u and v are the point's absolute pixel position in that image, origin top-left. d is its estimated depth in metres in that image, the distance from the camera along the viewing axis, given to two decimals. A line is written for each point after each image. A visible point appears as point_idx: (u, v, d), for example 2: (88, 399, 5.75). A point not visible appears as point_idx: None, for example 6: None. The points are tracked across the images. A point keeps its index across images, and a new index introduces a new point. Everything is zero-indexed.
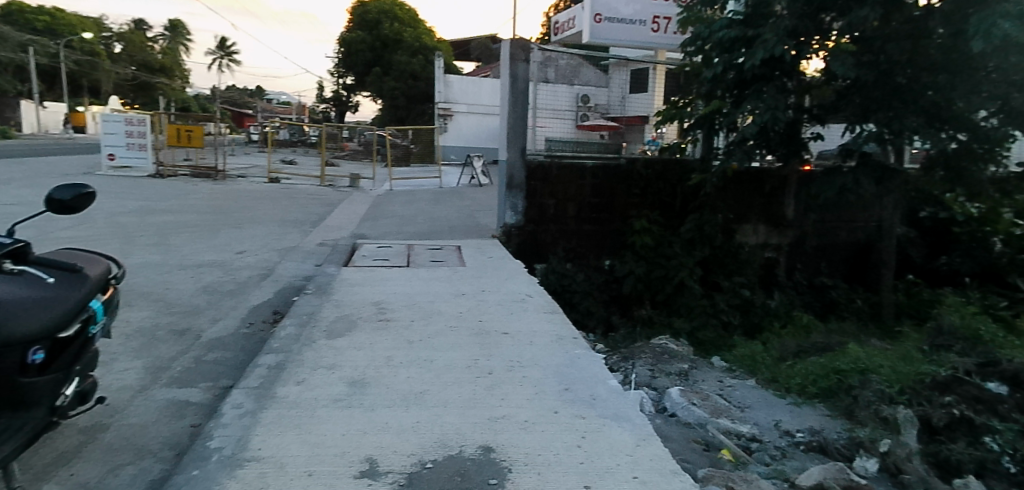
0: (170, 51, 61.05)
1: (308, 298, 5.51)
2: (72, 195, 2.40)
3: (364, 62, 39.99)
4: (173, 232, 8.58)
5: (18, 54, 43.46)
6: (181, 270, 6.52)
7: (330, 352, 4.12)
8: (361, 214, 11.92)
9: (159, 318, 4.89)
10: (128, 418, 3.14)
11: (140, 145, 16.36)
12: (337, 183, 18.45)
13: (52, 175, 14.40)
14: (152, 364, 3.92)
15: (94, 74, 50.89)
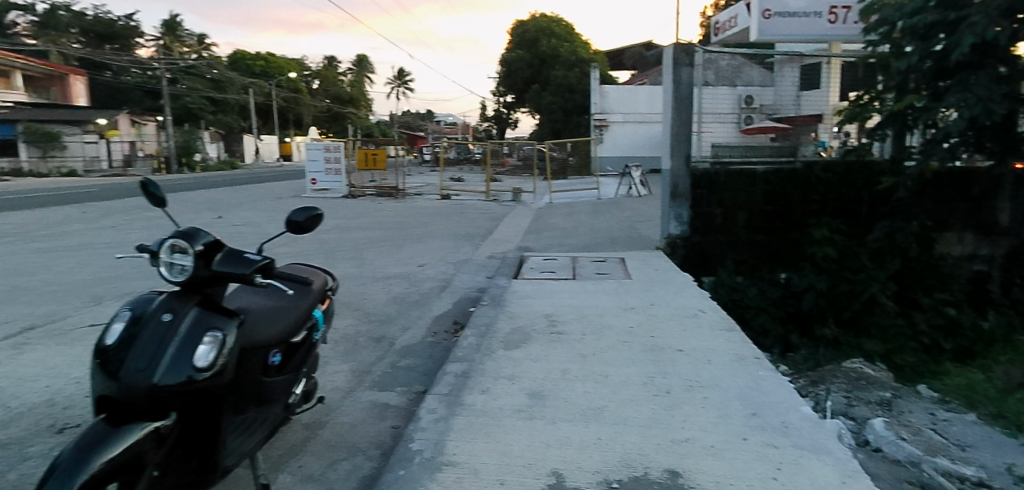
0: (356, 83, 67.75)
1: (485, 309, 5.76)
2: (304, 216, 2.72)
3: (523, 79, 41.27)
4: (364, 247, 9.49)
5: (242, 96, 50.53)
6: (374, 281, 7.19)
7: (508, 362, 4.27)
8: (525, 227, 12.30)
9: (360, 325, 5.43)
10: (341, 417, 3.50)
11: (337, 170, 18.31)
12: (501, 197, 19.20)
13: (268, 198, 16.56)
14: (357, 368, 4.35)
15: (297, 108, 57.83)
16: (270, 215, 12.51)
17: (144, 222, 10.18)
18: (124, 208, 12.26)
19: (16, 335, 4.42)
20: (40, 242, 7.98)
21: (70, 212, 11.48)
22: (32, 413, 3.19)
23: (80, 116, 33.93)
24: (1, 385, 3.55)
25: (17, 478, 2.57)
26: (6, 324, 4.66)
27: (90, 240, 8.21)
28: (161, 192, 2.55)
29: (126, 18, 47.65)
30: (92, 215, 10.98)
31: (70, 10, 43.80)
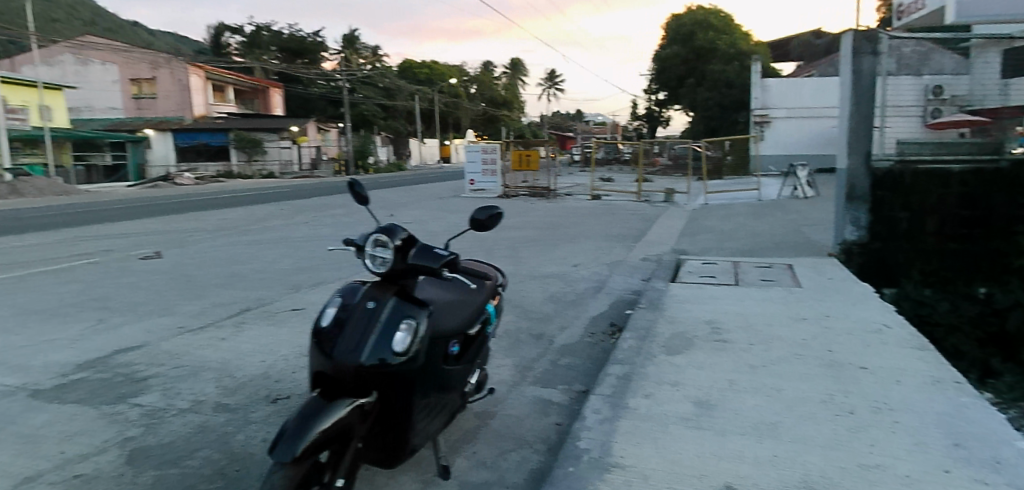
0: (510, 86, 69.78)
1: (643, 312, 5.69)
2: (484, 215, 2.90)
3: (678, 76, 39.94)
4: (521, 246, 9.76)
5: (408, 102, 54.13)
6: (531, 280, 7.38)
7: (671, 368, 4.18)
8: (680, 229, 11.93)
9: (520, 322, 5.60)
10: (509, 410, 3.64)
11: (493, 171, 18.97)
12: (653, 197, 18.79)
13: (431, 198, 17.61)
14: (520, 363, 4.50)
15: (456, 112, 60.82)
16: (434, 214, 13.28)
17: (329, 219, 11.31)
18: (312, 206, 13.71)
19: (235, 315, 5.13)
20: (248, 235, 9.18)
21: (270, 208, 13.09)
22: (252, 383, 3.70)
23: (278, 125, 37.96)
24: (227, 357, 4.15)
25: (245, 439, 3.00)
26: (227, 305, 5.42)
27: (287, 234, 9.30)
28: (366, 193, 2.92)
29: (313, 34, 53.25)
30: (287, 212, 12.42)
31: (270, 30, 49.95)
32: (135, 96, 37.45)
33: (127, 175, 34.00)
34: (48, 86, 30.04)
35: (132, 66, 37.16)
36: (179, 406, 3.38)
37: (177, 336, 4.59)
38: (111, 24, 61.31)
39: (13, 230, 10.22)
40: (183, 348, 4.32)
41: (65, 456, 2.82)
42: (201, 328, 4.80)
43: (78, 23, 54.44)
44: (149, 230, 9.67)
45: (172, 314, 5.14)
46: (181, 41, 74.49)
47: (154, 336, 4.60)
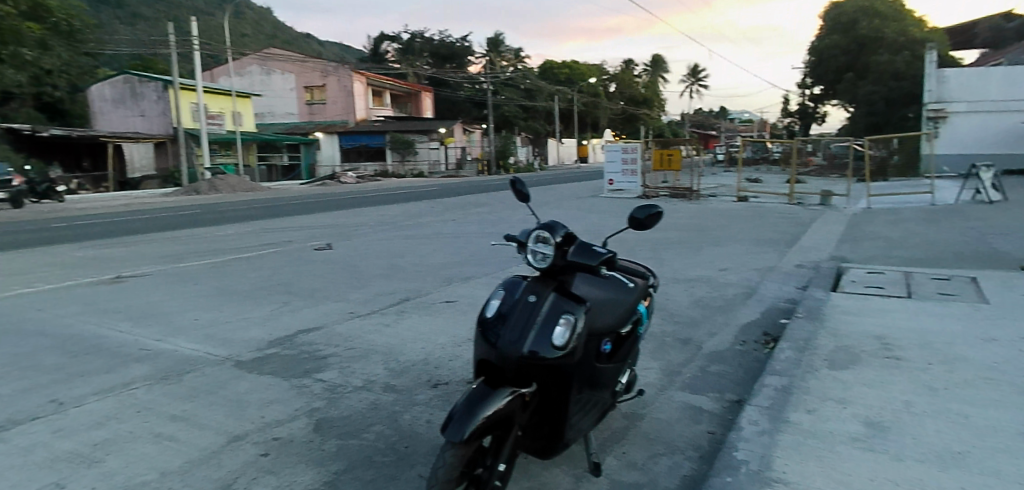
0: (651, 84, 68.13)
1: (801, 322, 5.33)
2: (644, 214, 2.93)
3: (837, 68, 36.73)
4: (664, 247, 9.54)
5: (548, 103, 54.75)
6: (676, 283, 7.20)
7: (835, 384, 3.88)
8: (839, 234, 11.00)
9: (665, 325, 5.48)
10: (657, 413, 3.60)
11: (632, 170, 18.61)
12: (806, 200, 17.50)
13: (570, 197, 17.70)
14: (667, 367, 4.41)
15: (595, 111, 60.55)
16: (575, 213, 13.33)
17: (475, 216, 11.78)
18: (460, 204, 14.34)
19: (396, 304, 5.54)
20: (404, 230, 9.81)
21: (422, 206, 13.88)
22: (414, 369, 4.06)
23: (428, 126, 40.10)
24: (392, 343, 4.53)
25: (412, 419, 3.32)
26: (389, 294, 5.86)
27: (439, 230, 9.82)
28: (528, 192, 3.05)
29: (461, 39, 55.56)
30: (437, 210, 13.11)
31: (423, 37, 52.87)
32: (306, 102, 41.45)
33: (301, 174, 37.58)
34: (241, 95, 34.56)
35: (305, 75, 41.16)
36: (354, 384, 3.79)
37: (348, 320, 5.06)
38: (288, 36, 68.19)
39: (212, 221, 11.72)
40: (354, 332, 4.76)
41: (265, 419, 3.30)
42: (368, 314, 5.25)
43: (262, 37, 61.15)
44: (321, 224, 10.64)
45: (343, 300, 5.65)
46: (345, 50, 81.20)
47: (330, 318, 5.11)
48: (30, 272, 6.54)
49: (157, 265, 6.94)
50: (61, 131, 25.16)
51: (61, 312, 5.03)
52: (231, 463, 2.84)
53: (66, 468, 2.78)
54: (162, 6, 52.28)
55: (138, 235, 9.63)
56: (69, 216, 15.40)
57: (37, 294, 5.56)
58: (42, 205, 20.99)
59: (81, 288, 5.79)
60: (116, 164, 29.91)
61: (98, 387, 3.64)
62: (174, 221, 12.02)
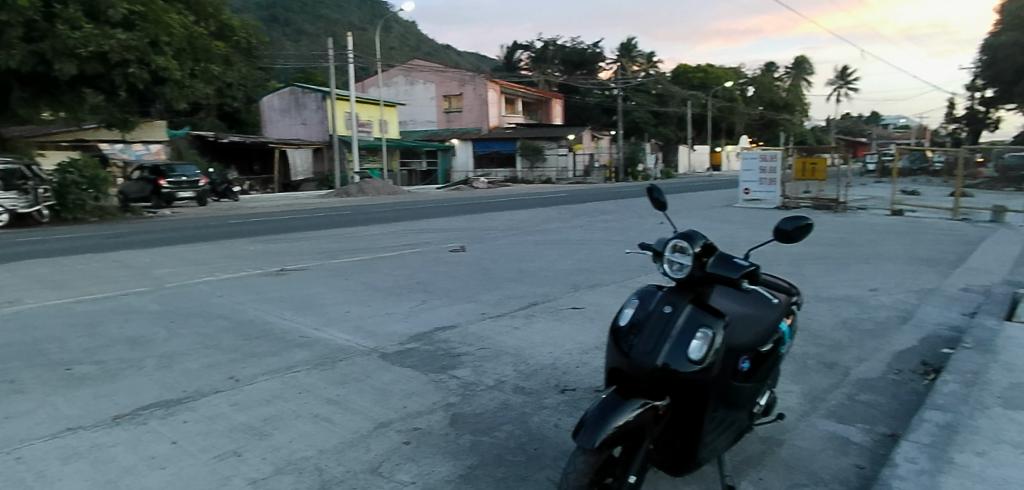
0: (794, 88, 63.97)
1: (970, 354, 4.77)
2: (792, 227, 2.80)
3: (1018, 68, 32.32)
4: (805, 262, 8.95)
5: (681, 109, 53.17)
6: (818, 301, 6.74)
7: (1011, 425, 3.45)
8: (1016, 256, 9.70)
9: (808, 347, 5.15)
10: (798, 440, 3.40)
11: (771, 179, 17.61)
12: (975, 216, 15.61)
13: (701, 207, 17.11)
14: (809, 392, 4.15)
15: (730, 117, 57.91)
16: (707, 223, 12.89)
17: (605, 223, 11.76)
18: (588, 210, 14.39)
19: (526, 307, 5.68)
20: (533, 235, 10.00)
21: (551, 212, 14.09)
22: (543, 372, 4.14)
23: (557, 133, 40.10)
24: (521, 345, 4.66)
25: (541, 422, 3.39)
26: (518, 297, 6.01)
27: (568, 236, 9.91)
28: (665, 199, 3.00)
29: (593, 46, 55.54)
30: (566, 216, 13.23)
31: (555, 44, 53.45)
32: (444, 110, 43.44)
33: (438, 179, 40.45)
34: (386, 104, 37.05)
35: (444, 85, 43.03)
36: (486, 382, 3.96)
37: (480, 320, 5.27)
38: (429, 48, 71.92)
39: (359, 222, 12.66)
40: (486, 332, 4.96)
41: (407, 409, 3.54)
42: (499, 315, 5.43)
43: (407, 49, 64.97)
44: (456, 227, 11.12)
45: (476, 301, 5.89)
46: (482, 59, 84.31)
47: (463, 318, 5.35)
48: (213, 263, 7.45)
49: (313, 260, 7.61)
50: (239, 139, 28.45)
51: (237, 298, 5.69)
52: (377, 448, 3.07)
53: (241, 438, 3.15)
54: (322, 23, 57.20)
55: (298, 233, 10.63)
56: (241, 214, 17.34)
57: (218, 282, 6.33)
58: (220, 204, 23.75)
59: (252, 278, 6.50)
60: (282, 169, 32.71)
61: (267, 368, 4.07)
62: (327, 221, 13.12)
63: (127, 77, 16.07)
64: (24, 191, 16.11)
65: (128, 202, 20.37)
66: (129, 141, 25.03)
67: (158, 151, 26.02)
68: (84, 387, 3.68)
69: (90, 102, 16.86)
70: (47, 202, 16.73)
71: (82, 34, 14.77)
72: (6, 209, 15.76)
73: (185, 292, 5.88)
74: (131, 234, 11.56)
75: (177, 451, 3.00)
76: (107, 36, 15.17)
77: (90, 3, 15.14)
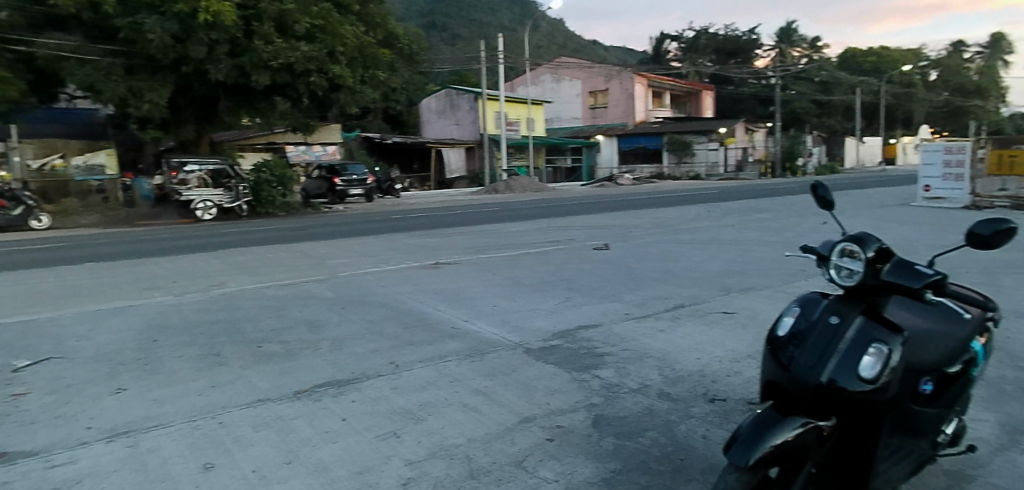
0: (991, 69, 55.71)
1: None
2: (989, 230, 2.45)
3: None
4: (1003, 272, 7.79)
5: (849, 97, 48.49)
6: (1020, 317, 5.85)
7: None
8: None
9: (1005, 370, 4.49)
10: (992, 478, 2.99)
11: (958, 175, 15.53)
12: None
13: (871, 206, 15.56)
14: (1007, 422, 3.63)
15: (908, 105, 51.78)
16: (879, 224, 11.68)
17: (759, 223, 11.08)
18: (741, 208, 13.66)
19: (672, 309, 5.52)
20: (681, 234, 9.67)
21: (700, 210, 13.55)
22: (690, 379, 4.01)
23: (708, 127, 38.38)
24: (667, 349, 4.55)
25: (687, 431, 3.30)
26: (664, 299, 5.86)
27: (718, 236, 9.47)
28: (832, 198, 2.77)
29: (749, 33, 52.35)
30: (716, 214, 12.66)
31: (707, 33, 51.12)
32: (591, 106, 43.29)
33: (582, 176, 40.49)
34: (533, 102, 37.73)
35: (591, 80, 42.86)
36: (630, 385, 3.91)
37: (624, 321, 5.21)
38: (577, 44, 71.96)
39: (507, 218, 13.04)
40: (630, 333, 4.90)
41: (550, 406, 3.60)
42: (644, 316, 5.33)
43: (554, 46, 65.56)
44: (600, 224, 11.08)
45: (619, 300, 5.83)
46: (630, 52, 82.95)
47: (607, 317, 5.32)
48: (377, 255, 8.08)
49: (463, 255, 7.97)
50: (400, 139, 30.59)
51: (397, 289, 6.12)
52: (522, 442, 3.16)
53: (400, 420, 3.39)
54: (475, 26, 59.38)
55: (451, 228, 11.20)
56: (402, 210, 18.57)
57: (381, 272, 6.85)
58: (383, 200, 25.66)
59: (409, 271, 6.95)
60: (437, 167, 33.98)
61: (422, 356, 4.34)
62: (477, 217, 13.67)
63: (309, 85, 17.86)
64: (228, 188, 18.64)
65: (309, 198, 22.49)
66: (309, 143, 27.83)
67: (334, 151, 28.55)
68: (271, 364, 4.16)
69: (280, 109, 19.04)
70: (245, 198, 19.10)
71: (274, 48, 16.65)
72: (214, 204, 18.44)
73: (354, 281, 6.43)
74: (310, 227, 12.87)
75: (346, 427, 3.30)
76: (293, 49, 17.00)
77: (280, 20, 16.96)
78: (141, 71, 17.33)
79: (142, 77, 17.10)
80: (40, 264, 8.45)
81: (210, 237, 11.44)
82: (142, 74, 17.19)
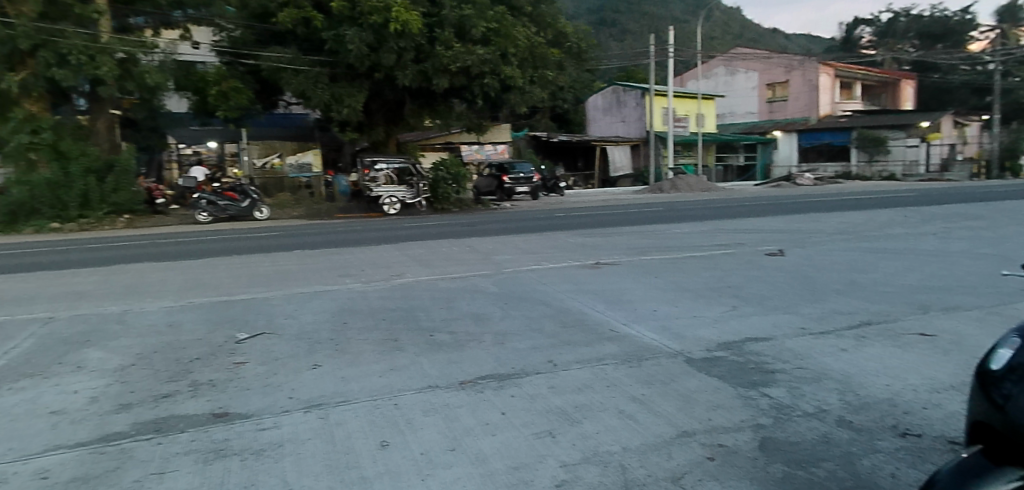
0: None
1: None
2: None
3: None
4: None
5: None
6: None
7: None
8: None
9: None
10: None
11: None
12: None
13: None
14: None
15: None
16: None
17: (969, 232, 9.65)
18: (946, 214, 12.02)
19: (857, 326, 5.01)
20: (869, 242, 8.74)
21: (895, 214, 12.12)
22: (876, 407, 3.62)
23: (907, 121, 34.14)
24: (850, 371, 4.14)
25: (871, 467, 2.97)
26: (848, 314, 5.34)
27: (917, 245, 8.41)
28: None
29: (963, 11, 45.59)
30: (914, 220, 11.26)
31: (909, 15, 45.39)
32: (768, 100, 40.42)
33: (755, 175, 38.05)
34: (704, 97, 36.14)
35: (769, 72, 40.04)
36: (804, 408, 3.62)
37: (799, 336, 4.82)
38: (754, 33, 67.49)
39: (673, 219, 12.65)
40: (806, 350, 4.53)
41: (712, 422, 3.44)
42: (823, 333, 4.89)
43: (729, 37, 62.09)
44: (774, 228, 10.37)
45: (795, 313, 5.41)
46: (813, 39, 76.25)
47: (780, 331, 4.95)
48: (541, 252, 8.26)
49: (626, 255, 7.89)
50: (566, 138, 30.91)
51: (558, 287, 6.21)
52: (680, 457, 3.05)
53: (556, 420, 3.45)
54: (646, 19, 57.99)
55: (615, 228, 11.13)
56: (567, 208, 18.83)
57: (543, 270, 7.00)
58: (549, 198, 26.15)
59: (570, 270, 7.02)
60: (602, 164, 33.89)
61: (581, 357, 4.38)
62: (641, 216, 13.46)
63: (483, 87, 18.65)
64: (410, 185, 20.05)
65: (480, 195, 23.59)
66: (482, 142, 29.26)
67: (502, 150, 29.62)
68: (440, 352, 4.45)
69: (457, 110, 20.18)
70: (424, 195, 20.55)
71: (453, 53, 17.65)
72: (399, 199, 19.84)
73: (518, 277, 6.66)
74: (480, 223, 13.52)
75: (505, 421, 3.43)
76: (470, 53, 17.82)
77: (460, 25, 17.94)
78: (342, 78, 19.20)
79: (343, 84, 18.95)
80: (263, 250, 9.80)
81: (395, 230, 12.45)
82: (343, 81, 19.10)
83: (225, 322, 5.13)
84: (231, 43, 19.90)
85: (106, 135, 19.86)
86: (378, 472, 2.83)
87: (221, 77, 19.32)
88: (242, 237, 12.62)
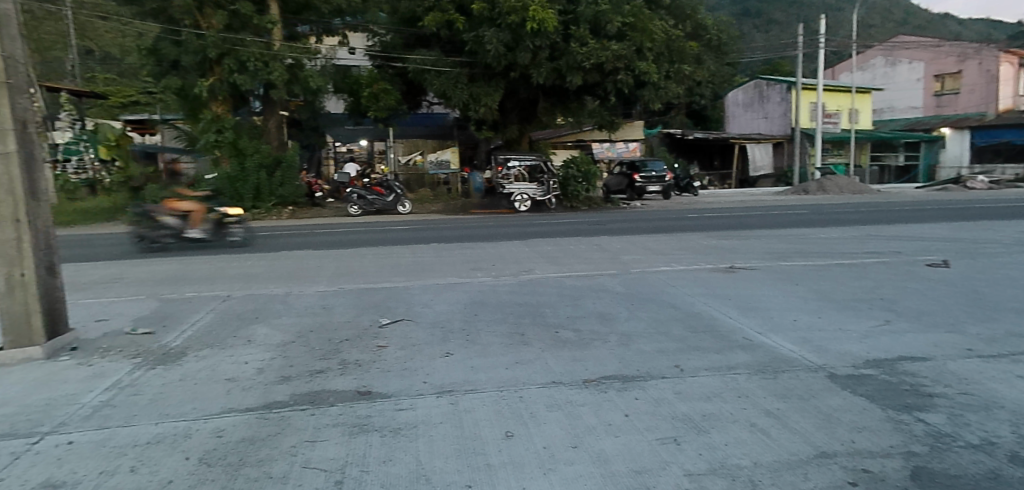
0: None
1: None
2: None
3: None
4: None
5: None
6: None
7: None
8: None
9: None
10: None
11: None
12: None
13: None
14: None
15: None
16: None
17: None
18: None
19: None
20: None
21: None
22: None
23: None
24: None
25: None
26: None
27: None
28: None
29: None
30: None
31: None
32: (936, 93, 36.33)
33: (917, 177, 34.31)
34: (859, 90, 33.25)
35: (938, 61, 35.94)
36: (968, 440, 3.25)
37: (965, 358, 4.32)
38: (922, 19, 60.70)
39: (819, 223, 11.75)
40: (973, 375, 4.05)
41: (855, 445, 3.19)
42: (995, 357, 4.35)
43: (891, 24, 56.35)
44: (941, 236, 9.31)
45: (961, 332, 4.85)
46: (995, 25, 67.20)
47: (941, 352, 4.47)
48: (672, 254, 8.05)
49: (764, 260, 7.49)
50: (702, 135, 29.77)
51: (687, 290, 6.05)
52: (818, 479, 2.86)
53: (682, 427, 3.37)
54: (795, 8, 54.18)
55: (756, 231, 10.56)
56: (702, 209, 18.19)
57: (673, 272, 6.83)
58: (681, 197, 25.34)
59: (702, 273, 6.79)
60: (741, 164, 32.25)
61: (710, 364, 4.24)
62: (783, 220, 12.66)
63: (617, 83, 18.41)
64: (540, 183, 20.35)
65: (610, 193, 23.37)
66: (614, 141, 28.92)
67: (634, 148, 29.13)
68: (565, 349, 4.50)
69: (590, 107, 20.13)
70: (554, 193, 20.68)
71: (587, 49, 17.56)
72: (529, 197, 20.27)
73: (646, 278, 6.55)
74: (611, 223, 13.41)
75: (628, 423, 3.41)
76: (605, 49, 17.68)
77: (595, 22, 17.87)
78: (480, 78, 19.83)
79: (481, 84, 19.57)
80: (406, 242, 10.38)
81: (526, 228, 12.67)
82: (481, 81, 19.71)
83: (370, 308, 5.53)
84: (381, 47, 21.23)
85: (275, 135, 21.98)
86: (503, 462, 2.93)
87: (373, 80, 20.69)
88: (388, 230, 13.49)
